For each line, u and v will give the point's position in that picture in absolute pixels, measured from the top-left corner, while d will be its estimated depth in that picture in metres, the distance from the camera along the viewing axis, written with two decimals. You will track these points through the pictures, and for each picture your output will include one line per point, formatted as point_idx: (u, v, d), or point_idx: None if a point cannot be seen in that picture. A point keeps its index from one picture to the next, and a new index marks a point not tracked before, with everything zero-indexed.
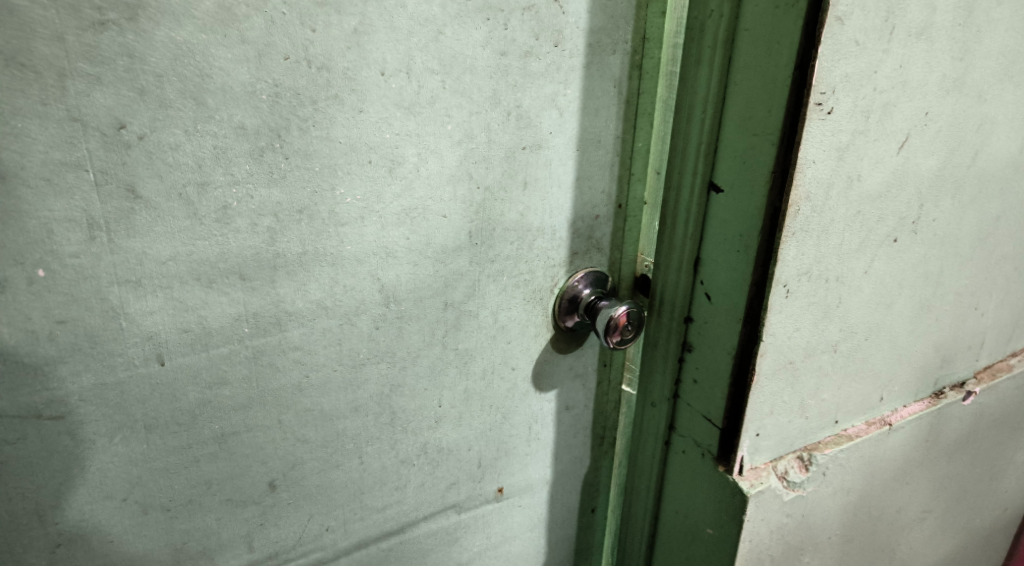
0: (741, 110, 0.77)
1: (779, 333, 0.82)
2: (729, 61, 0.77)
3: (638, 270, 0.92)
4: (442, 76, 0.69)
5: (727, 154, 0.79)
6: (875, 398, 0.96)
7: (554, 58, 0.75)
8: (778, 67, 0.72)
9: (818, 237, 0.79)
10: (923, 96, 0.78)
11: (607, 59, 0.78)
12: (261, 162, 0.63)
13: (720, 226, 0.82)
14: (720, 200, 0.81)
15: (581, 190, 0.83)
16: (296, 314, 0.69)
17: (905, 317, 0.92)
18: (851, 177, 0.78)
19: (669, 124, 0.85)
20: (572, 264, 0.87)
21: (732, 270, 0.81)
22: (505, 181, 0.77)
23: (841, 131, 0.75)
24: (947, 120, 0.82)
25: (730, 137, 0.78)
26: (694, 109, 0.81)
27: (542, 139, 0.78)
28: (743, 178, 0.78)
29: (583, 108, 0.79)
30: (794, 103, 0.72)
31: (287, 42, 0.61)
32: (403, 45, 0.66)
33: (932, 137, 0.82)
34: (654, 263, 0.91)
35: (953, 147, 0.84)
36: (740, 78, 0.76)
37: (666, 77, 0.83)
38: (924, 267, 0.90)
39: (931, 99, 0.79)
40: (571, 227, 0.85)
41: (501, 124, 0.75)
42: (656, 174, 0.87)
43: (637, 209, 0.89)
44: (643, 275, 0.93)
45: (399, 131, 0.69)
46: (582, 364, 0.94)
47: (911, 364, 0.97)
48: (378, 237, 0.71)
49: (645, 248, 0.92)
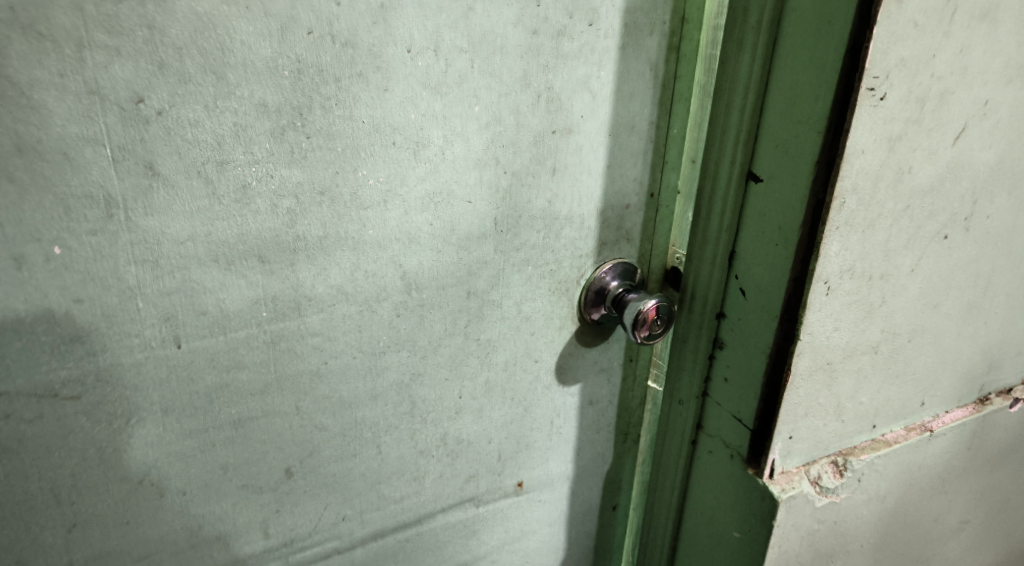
0: (785, 96, 0.73)
1: (818, 332, 0.78)
2: (774, 44, 0.74)
3: (669, 263, 0.90)
4: (470, 55, 0.67)
5: (769, 143, 0.76)
6: (916, 403, 0.92)
7: (588, 38, 0.73)
8: (827, 50, 0.68)
9: (864, 232, 0.75)
10: (984, 84, 0.74)
11: (644, 40, 0.76)
12: (282, 141, 0.61)
13: (758, 219, 0.79)
14: (760, 191, 0.78)
15: (612, 178, 0.81)
16: (316, 299, 0.67)
17: (953, 319, 0.88)
18: (901, 169, 0.74)
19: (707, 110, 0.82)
20: (601, 255, 0.85)
21: (770, 264, 0.78)
22: (533, 168, 0.75)
23: (893, 119, 0.71)
24: (1007, 111, 0.77)
25: (772, 125, 0.75)
26: (735, 95, 0.78)
27: (572, 124, 0.76)
28: (785, 168, 0.74)
29: (617, 93, 0.77)
30: (843, 89, 0.68)
31: (312, 16, 0.59)
32: (432, 22, 0.64)
33: (990, 128, 0.77)
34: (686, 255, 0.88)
35: (1012, 140, 0.79)
36: (786, 62, 0.73)
37: (705, 61, 0.80)
38: (975, 267, 0.86)
39: (993, 88, 0.75)
40: (600, 216, 0.82)
41: (530, 107, 0.72)
42: (691, 163, 0.84)
43: (671, 199, 0.86)
44: (674, 268, 0.90)
45: (425, 112, 0.67)
46: (607, 358, 0.92)
47: (955, 369, 0.93)
48: (400, 222, 0.70)
49: (677, 240, 0.89)
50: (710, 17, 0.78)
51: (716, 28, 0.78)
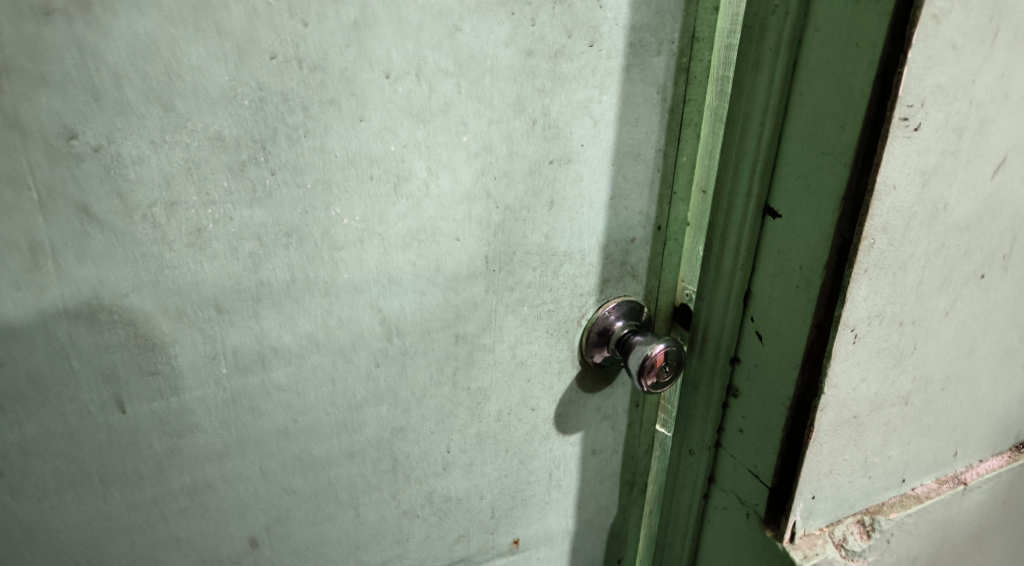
0: (806, 124, 0.66)
1: (844, 384, 0.72)
2: (795, 65, 0.66)
3: (677, 300, 0.86)
4: (457, 78, 0.60)
5: (788, 175, 0.69)
6: (946, 453, 0.88)
7: (589, 59, 0.66)
8: (854, 74, 0.61)
9: (894, 274, 0.69)
10: None
11: (651, 61, 0.70)
12: (242, 178, 0.54)
13: (778, 259, 0.72)
14: (779, 228, 0.72)
15: (615, 210, 0.75)
16: (284, 351, 0.60)
17: (989, 363, 0.84)
18: (936, 206, 0.68)
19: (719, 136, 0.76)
20: (604, 293, 0.79)
21: (790, 309, 0.72)
22: (530, 201, 0.69)
23: (928, 151, 0.64)
24: None
25: (792, 156, 0.68)
26: (752, 121, 0.71)
27: (572, 154, 0.69)
28: (806, 205, 0.68)
29: (621, 118, 0.71)
30: (872, 119, 0.61)
31: (273, 36, 0.52)
32: (412, 41, 0.57)
33: None
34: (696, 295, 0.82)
35: None
36: (808, 86, 0.66)
37: (716, 81, 0.74)
38: (1013, 307, 0.82)
39: None
40: (603, 250, 0.77)
41: (524, 134, 0.66)
42: (702, 192, 0.79)
43: (685, 231, 0.82)
44: (682, 304, 0.86)
45: (406, 143, 0.60)
46: (611, 403, 0.86)
47: (986, 416, 0.90)
48: (380, 263, 0.62)
49: (686, 275, 0.85)
50: (721, 35, 0.72)
51: (731, 48, 0.72)
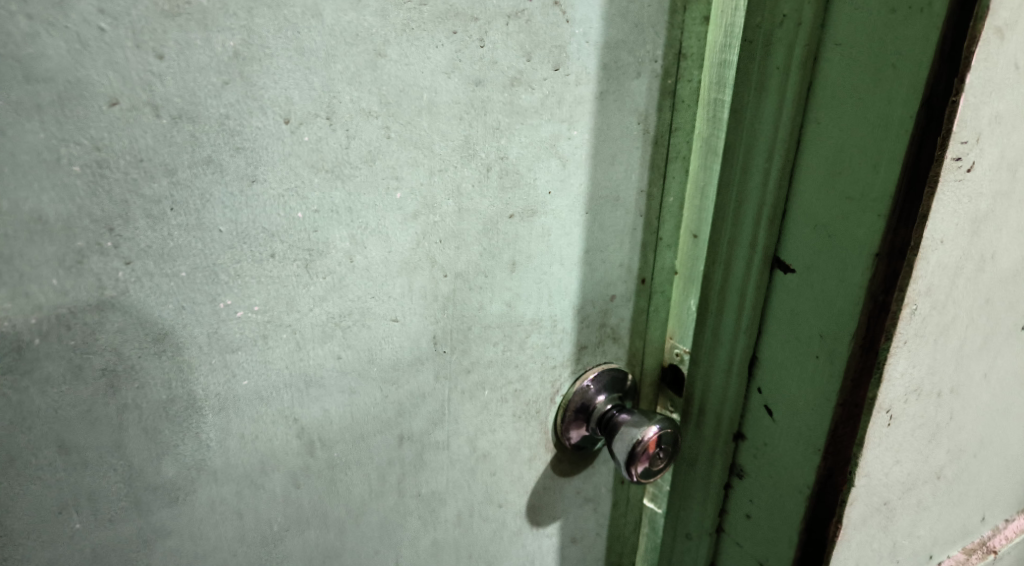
0: (827, 162, 0.54)
1: (875, 471, 0.60)
2: (809, 89, 0.54)
3: (665, 359, 0.73)
4: (384, 119, 0.46)
5: (803, 222, 0.57)
6: (976, 520, 0.79)
7: (553, 87, 0.52)
8: (889, 103, 0.49)
9: (936, 342, 0.57)
10: None
11: (629, 84, 0.56)
12: (79, 273, 0.39)
13: (791, 322, 0.60)
14: (792, 285, 0.60)
15: (592, 265, 0.62)
16: (164, 489, 0.46)
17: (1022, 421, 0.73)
18: (984, 258, 0.56)
19: (712, 172, 0.63)
20: (581, 362, 0.66)
21: (809, 383, 0.60)
22: (481, 265, 0.54)
23: (980, 195, 0.52)
24: None
25: (806, 200, 0.57)
26: (756, 157, 0.59)
27: (537, 204, 0.55)
28: (827, 260, 0.56)
29: (595, 156, 0.57)
30: (914, 160, 0.49)
31: (111, 78, 0.37)
32: (320, 74, 0.43)
33: None
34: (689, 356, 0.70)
35: None
36: (828, 114, 0.53)
37: (708, 104, 0.61)
38: None
39: None
40: (578, 313, 0.63)
41: (477, 184, 0.52)
42: (692, 237, 0.67)
43: (674, 280, 0.69)
44: (673, 364, 0.73)
45: (319, 207, 0.45)
46: (592, 485, 0.72)
47: (1016, 476, 0.80)
48: (291, 361, 0.48)
49: (674, 331, 0.72)
50: (713, 50, 0.59)
51: (729, 66, 0.59)
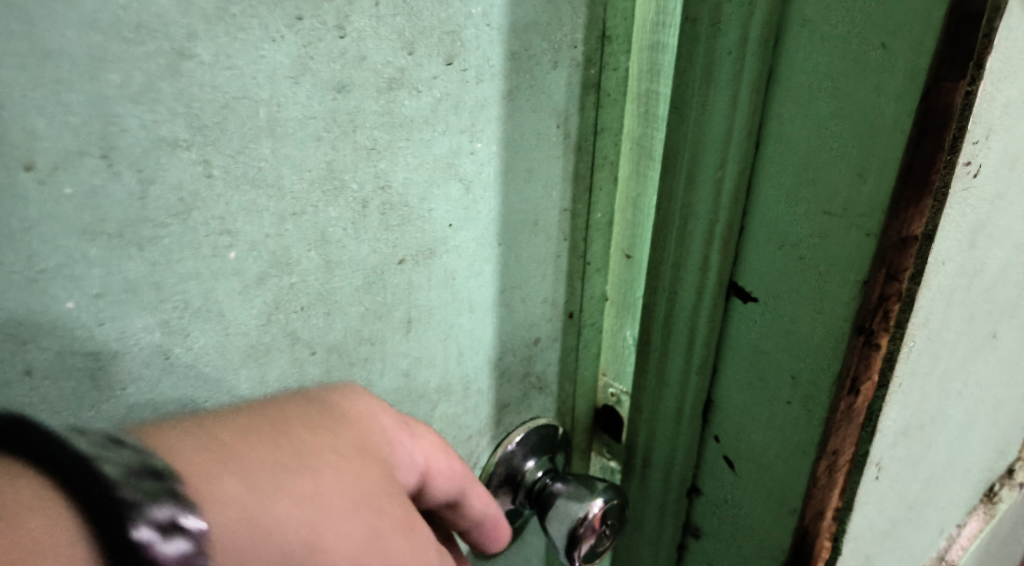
0: (795, 168, 0.44)
1: (860, 528, 0.52)
2: (769, 77, 0.43)
3: (599, 400, 0.62)
4: (200, 150, 0.31)
5: (766, 241, 0.46)
6: (935, 536, 0.72)
7: (447, 87, 0.39)
8: (878, 96, 0.39)
9: (925, 375, 0.48)
10: None
11: (544, 78, 0.44)
12: None
13: (753, 361, 0.50)
14: (752, 317, 0.49)
15: (510, 308, 0.49)
16: None
17: (985, 430, 0.67)
18: (975, 272, 0.47)
19: (644, 178, 0.52)
20: (502, 423, 0.53)
21: (778, 432, 0.49)
22: (363, 332, 0.40)
23: (982, 203, 0.43)
24: None
25: (771, 214, 0.46)
26: (705, 163, 0.48)
27: (434, 242, 0.42)
28: (799, 288, 0.46)
29: (506, 173, 0.44)
30: (912, 167, 0.39)
31: None
32: (82, 89, 0.28)
33: None
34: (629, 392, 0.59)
35: None
36: (796, 109, 0.43)
37: (641, 97, 0.50)
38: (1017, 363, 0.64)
39: None
40: (496, 366, 0.50)
41: (354, 227, 0.37)
42: (624, 258, 0.55)
43: (605, 307, 0.58)
44: (607, 405, 0.62)
45: (104, 287, 0.31)
46: (523, 559, 0.60)
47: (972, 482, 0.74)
48: None
49: (607, 366, 0.60)
50: (641, 30, 0.48)
51: (667, 51, 0.48)
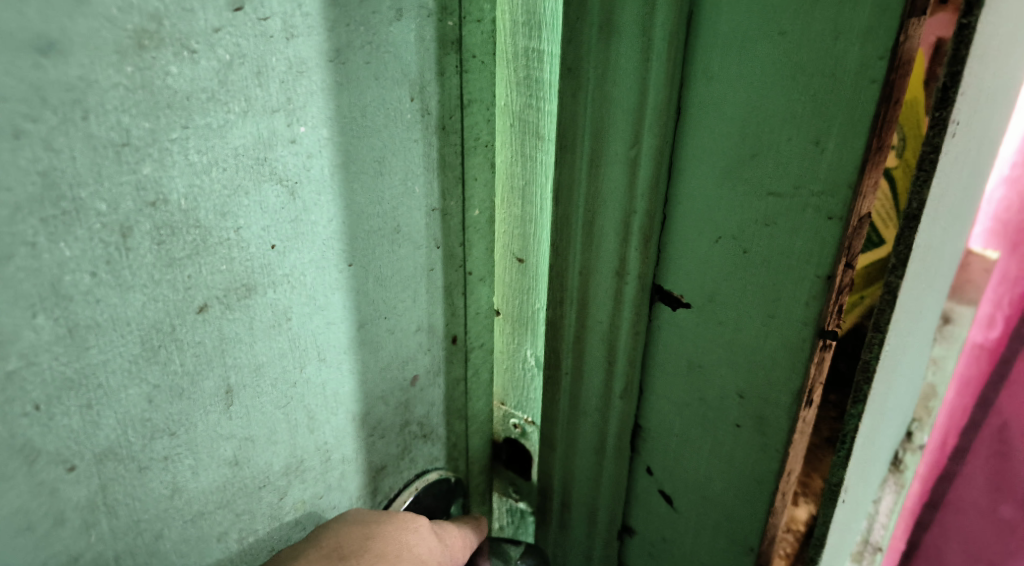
0: (728, 139, 0.34)
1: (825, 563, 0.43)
2: (689, 24, 0.34)
3: (497, 432, 0.51)
4: None
5: (696, 232, 0.37)
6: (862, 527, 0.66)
7: (247, 50, 0.29)
8: (835, 40, 0.30)
9: (889, 378, 0.40)
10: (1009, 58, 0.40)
11: (379, 36, 0.34)
12: None
13: (689, 381, 0.40)
14: (685, 326, 0.39)
15: (370, 342, 0.38)
16: None
17: (903, 407, 0.61)
18: (932, 247, 0.39)
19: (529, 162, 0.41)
20: (377, 488, 0.42)
21: (726, 462, 0.40)
22: (152, 423, 0.30)
23: (952, 163, 0.34)
24: (1006, 96, 0.45)
25: (701, 198, 0.36)
26: (612, 138, 0.37)
27: (251, 274, 0.32)
28: (744, 289, 0.36)
29: (346, 171, 0.34)
30: (881, 130, 0.31)
31: None
32: None
33: (991, 131, 0.45)
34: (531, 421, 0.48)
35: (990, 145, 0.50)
36: (728, 64, 0.33)
37: (518, 58, 0.39)
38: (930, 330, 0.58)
39: (1011, 59, 0.41)
40: (358, 417, 0.39)
41: (131, 269, 0.28)
42: (516, 263, 0.44)
43: (499, 324, 0.47)
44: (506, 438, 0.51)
45: None
46: None
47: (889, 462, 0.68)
48: None
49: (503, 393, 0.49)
50: None
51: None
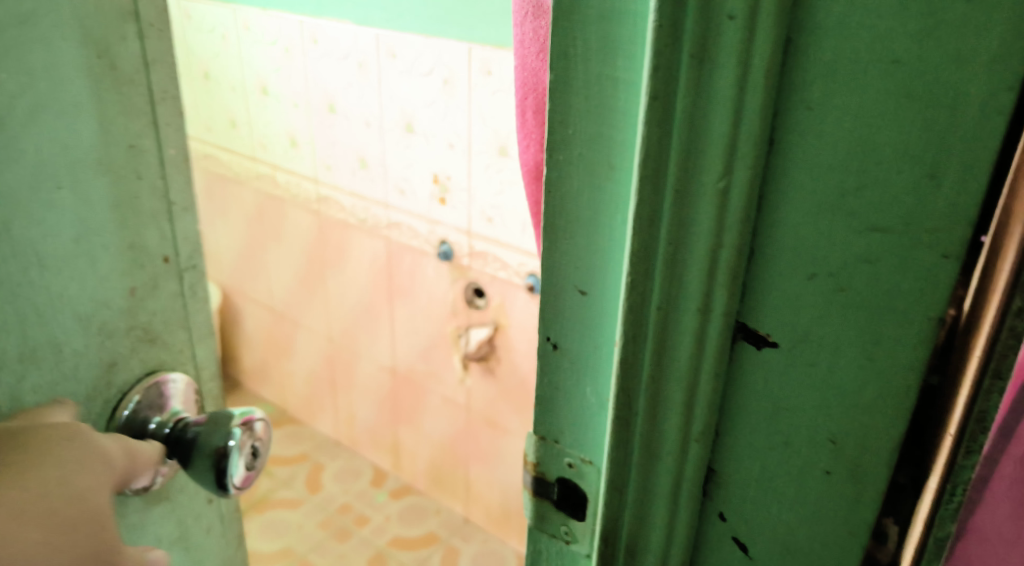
0: (829, 172, 0.32)
1: None
2: (788, 52, 0.31)
3: (536, 464, 0.51)
4: None
5: (788, 268, 0.35)
6: None
7: None
8: (958, 71, 0.29)
9: None
10: None
11: None
12: None
13: (773, 424, 0.38)
14: (771, 366, 0.37)
15: None
16: None
17: None
18: None
19: (588, 188, 0.40)
20: None
21: (814, 506, 0.39)
22: None
23: None
24: None
25: (794, 232, 0.34)
26: (701, 171, 0.34)
27: None
28: (842, 330, 0.34)
29: None
30: (999, 165, 0.30)
31: None
32: None
33: None
34: (580, 456, 0.49)
35: None
36: (832, 94, 0.31)
37: (593, 85, 0.38)
38: None
39: None
40: None
41: None
42: (578, 295, 0.43)
43: (558, 358, 0.46)
44: (548, 471, 0.51)
45: None
46: None
47: None
48: None
49: (545, 422, 0.49)
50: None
51: (626, 21, 0.36)
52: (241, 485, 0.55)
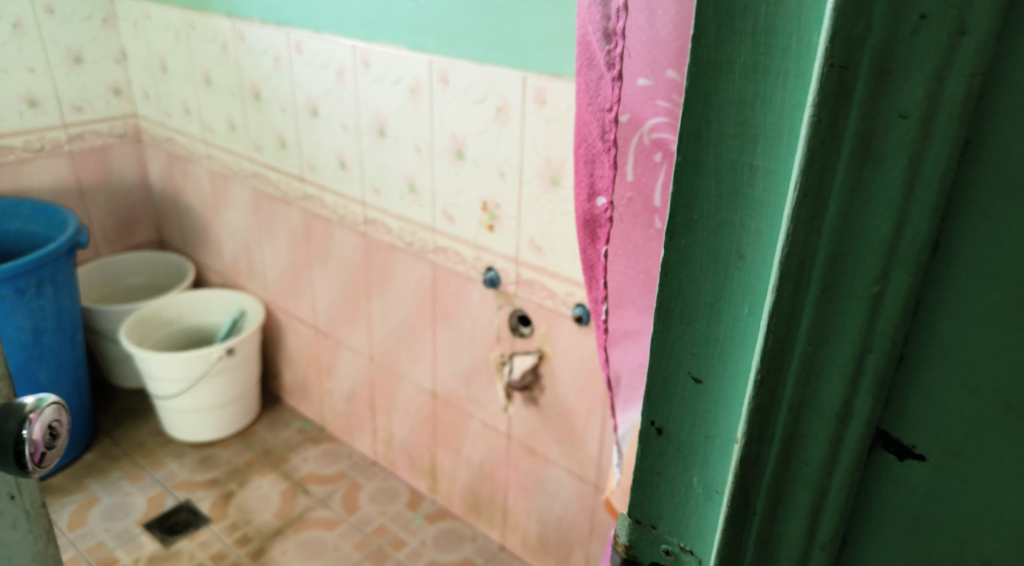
0: (1000, 285, 0.30)
1: None
2: (963, 158, 0.30)
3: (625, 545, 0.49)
4: None
5: (944, 381, 0.32)
6: None
7: None
8: None
9: None
10: None
11: None
12: None
13: (914, 539, 0.36)
14: (915, 479, 0.35)
15: None
16: None
17: None
18: None
19: (710, 276, 0.39)
20: None
21: None
22: None
23: None
24: None
25: (954, 344, 0.32)
26: (853, 272, 0.33)
27: None
28: (1003, 451, 0.32)
29: None
30: None
31: None
32: None
33: None
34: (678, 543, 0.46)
35: None
36: (1011, 205, 0.29)
37: (725, 171, 0.36)
38: None
39: None
40: None
41: None
42: (692, 382, 0.42)
43: (662, 444, 0.44)
44: (641, 553, 0.48)
45: None
46: None
47: None
48: None
49: (638, 505, 0.47)
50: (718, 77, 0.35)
51: (769, 110, 0.34)
52: (42, 463, 0.58)
